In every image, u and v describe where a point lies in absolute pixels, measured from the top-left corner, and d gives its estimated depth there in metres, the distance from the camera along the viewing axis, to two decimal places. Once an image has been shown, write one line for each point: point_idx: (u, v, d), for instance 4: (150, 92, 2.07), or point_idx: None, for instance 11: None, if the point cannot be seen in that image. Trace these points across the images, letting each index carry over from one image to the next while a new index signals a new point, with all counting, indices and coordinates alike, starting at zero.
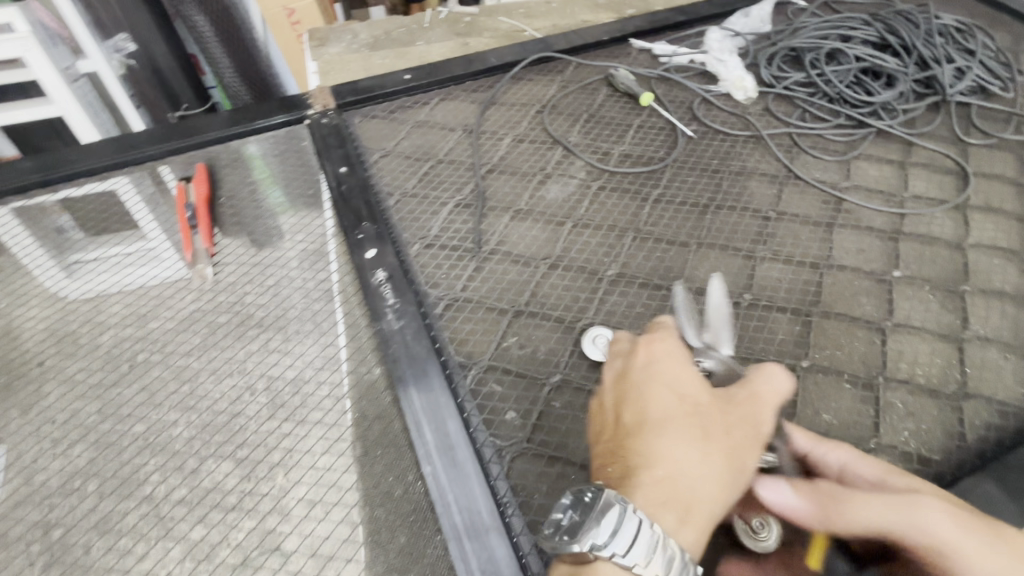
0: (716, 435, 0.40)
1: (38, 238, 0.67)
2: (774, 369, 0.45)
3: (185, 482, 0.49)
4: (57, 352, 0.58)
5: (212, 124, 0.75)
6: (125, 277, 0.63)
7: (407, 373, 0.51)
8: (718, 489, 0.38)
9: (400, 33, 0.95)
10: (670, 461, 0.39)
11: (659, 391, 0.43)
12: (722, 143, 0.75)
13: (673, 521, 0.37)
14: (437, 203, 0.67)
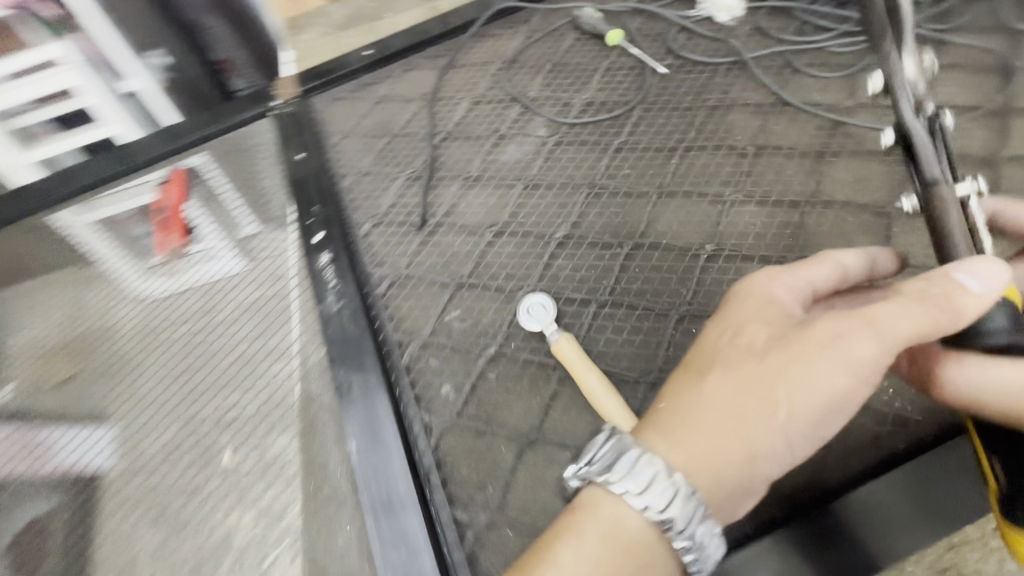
0: (751, 364, 0.36)
1: (115, 241, 0.73)
2: (907, 299, 0.34)
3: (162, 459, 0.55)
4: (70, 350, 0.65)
5: (193, 127, 0.78)
6: (193, 276, 0.67)
7: (342, 352, 0.52)
8: (727, 421, 0.35)
9: (370, 9, 0.93)
10: (695, 392, 0.37)
11: (735, 322, 0.39)
12: (702, 74, 0.66)
13: (659, 440, 0.36)
14: (389, 179, 0.66)
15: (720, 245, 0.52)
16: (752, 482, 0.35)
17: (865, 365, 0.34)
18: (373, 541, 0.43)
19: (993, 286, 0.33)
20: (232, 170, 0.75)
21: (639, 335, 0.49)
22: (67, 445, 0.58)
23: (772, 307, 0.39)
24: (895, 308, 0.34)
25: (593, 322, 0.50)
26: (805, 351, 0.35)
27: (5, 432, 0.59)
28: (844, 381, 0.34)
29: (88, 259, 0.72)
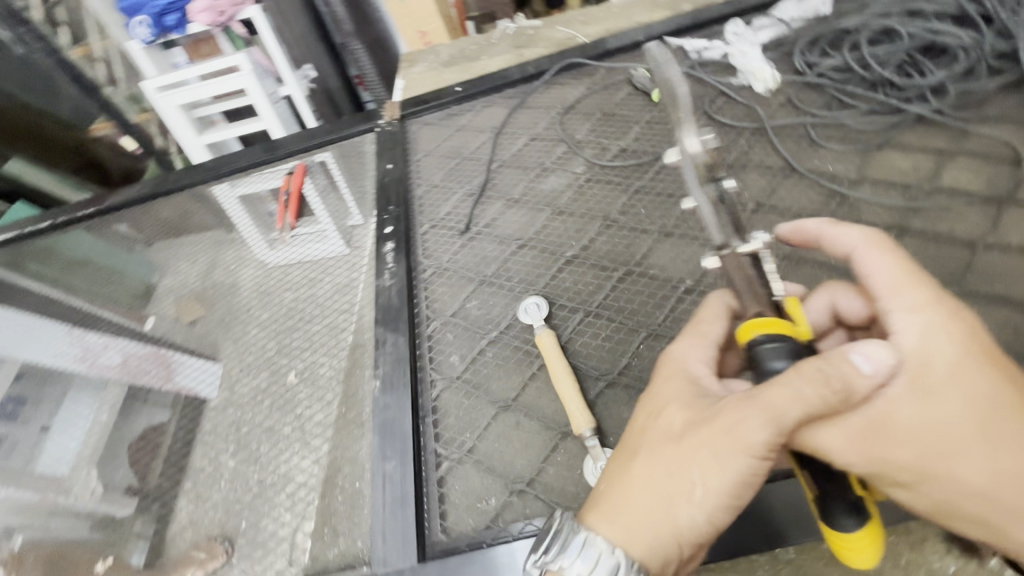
0: (664, 446, 0.39)
1: (250, 214, 0.98)
2: (794, 377, 0.35)
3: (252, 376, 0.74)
4: (211, 290, 0.89)
5: (319, 134, 1.02)
6: (306, 252, 0.87)
7: (385, 316, 0.68)
8: (652, 500, 0.38)
9: (471, 51, 1.12)
10: (624, 473, 0.40)
11: (653, 403, 0.43)
12: (727, 136, 0.75)
13: (596, 518, 0.40)
14: (451, 192, 0.82)
15: (697, 282, 0.62)
16: (683, 549, 0.38)
17: (764, 447, 0.35)
18: (375, 453, 0.57)
19: (882, 365, 0.36)
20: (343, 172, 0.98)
21: (610, 342, 0.60)
22: (188, 371, 0.79)
23: (683, 388, 0.42)
24: (787, 386, 0.34)
25: (576, 326, 0.62)
26: (711, 435, 0.37)
27: (152, 352, 0.84)
28: (745, 461, 0.36)
29: (237, 228, 0.96)
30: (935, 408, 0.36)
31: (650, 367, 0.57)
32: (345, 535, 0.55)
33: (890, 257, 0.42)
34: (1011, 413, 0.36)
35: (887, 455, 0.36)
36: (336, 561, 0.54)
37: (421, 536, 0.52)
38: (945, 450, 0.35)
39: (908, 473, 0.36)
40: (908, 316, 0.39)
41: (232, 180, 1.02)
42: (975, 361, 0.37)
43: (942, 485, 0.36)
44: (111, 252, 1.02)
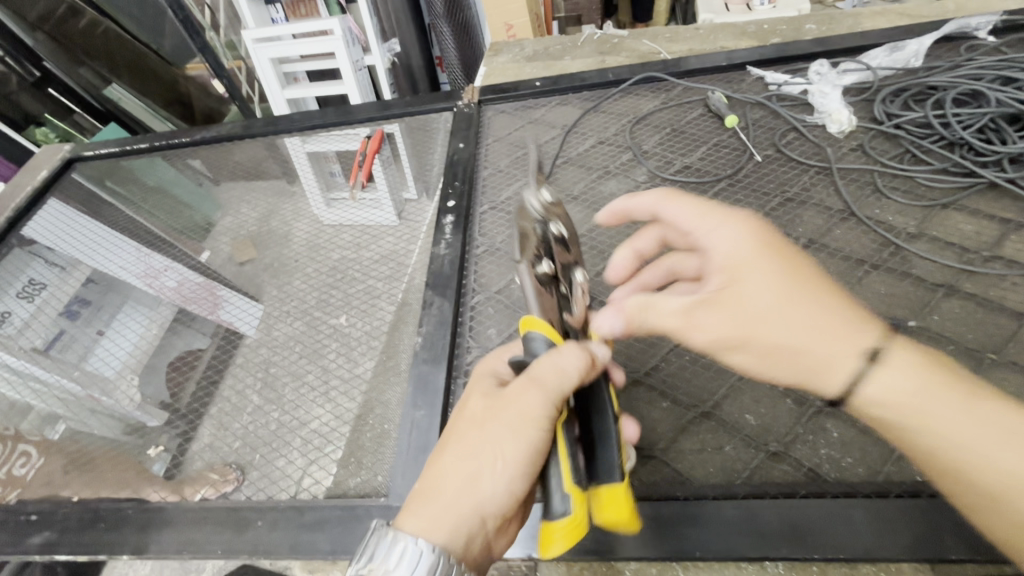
0: (468, 435, 0.45)
1: (314, 172, 1.06)
2: (563, 351, 0.47)
3: (304, 320, 0.81)
4: (282, 233, 0.96)
5: (399, 104, 1.07)
6: (355, 217, 0.93)
7: (434, 282, 0.72)
8: (458, 484, 0.44)
9: (556, 49, 1.16)
10: (436, 468, 0.45)
11: (459, 406, 0.49)
12: (792, 172, 0.76)
13: (411, 514, 0.43)
14: (515, 179, 0.87)
15: None
16: (487, 522, 0.44)
17: (543, 417, 0.45)
18: (409, 402, 0.62)
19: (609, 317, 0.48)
20: (416, 143, 1.03)
21: (643, 342, 0.63)
22: (232, 309, 0.87)
23: (485, 386, 0.49)
24: (550, 358, 0.46)
25: None
26: (505, 415, 0.44)
27: (201, 282, 0.94)
28: (533, 435, 0.45)
29: (301, 182, 1.04)
30: (739, 292, 0.44)
31: (677, 372, 0.60)
32: (369, 467, 0.61)
33: (686, 196, 0.50)
34: (796, 281, 0.43)
35: (704, 326, 0.45)
36: (356, 488, 0.59)
37: None
38: (753, 320, 0.43)
39: (752, 348, 0.43)
40: (719, 232, 0.46)
41: (306, 136, 1.09)
42: (763, 248, 0.44)
43: (758, 349, 0.43)
44: (190, 184, 1.10)
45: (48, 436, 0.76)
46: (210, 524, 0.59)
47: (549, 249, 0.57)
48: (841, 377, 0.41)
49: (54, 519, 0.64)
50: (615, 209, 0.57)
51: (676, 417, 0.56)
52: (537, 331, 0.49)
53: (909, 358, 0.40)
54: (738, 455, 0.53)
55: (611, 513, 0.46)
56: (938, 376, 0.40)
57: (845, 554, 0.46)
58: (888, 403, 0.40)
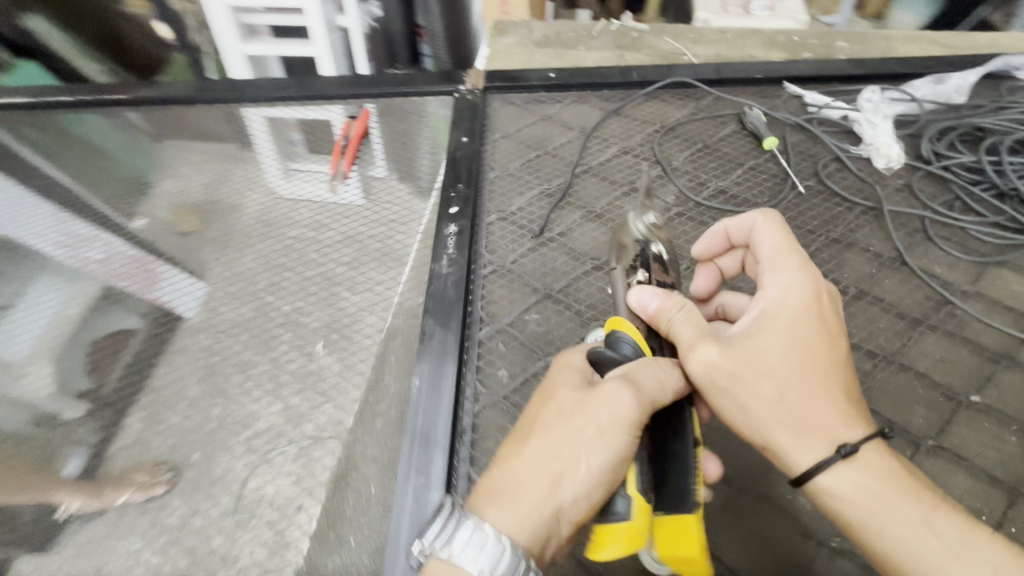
0: (556, 429, 0.43)
1: (273, 139, 0.89)
2: (649, 364, 0.45)
3: (267, 344, 0.69)
4: (238, 221, 0.80)
5: (392, 82, 0.90)
6: (315, 191, 0.82)
7: (433, 309, 0.60)
8: (544, 479, 0.41)
9: (568, 37, 1.04)
10: (520, 460, 0.42)
11: (542, 396, 0.46)
12: (836, 209, 0.69)
13: (491, 505, 0.41)
14: (526, 186, 0.75)
15: None
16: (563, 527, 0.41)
17: (632, 423, 0.42)
18: (402, 463, 0.50)
19: (644, 296, 0.48)
20: (406, 125, 0.88)
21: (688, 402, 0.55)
22: (173, 288, 0.75)
23: (569, 379, 0.46)
24: (645, 369, 0.44)
25: None
26: (595, 416, 0.42)
27: (135, 255, 0.79)
28: (622, 439, 0.42)
29: (250, 159, 0.87)
30: (761, 340, 0.44)
31: (717, 440, 0.53)
32: (352, 544, 0.50)
33: (781, 234, 0.49)
34: (815, 352, 0.43)
35: (710, 353, 0.44)
36: (336, 568, 0.49)
37: None
38: (756, 368, 0.43)
39: (740, 389, 0.43)
40: (776, 281, 0.46)
41: (272, 107, 0.90)
42: (808, 312, 0.45)
43: (742, 397, 0.43)
44: (127, 145, 0.91)
45: None
46: None
47: (647, 264, 0.54)
48: (807, 453, 0.41)
49: None
50: (715, 231, 0.56)
51: (720, 496, 0.50)
52: (626, 331, 0.48)
53: (878, 462, 0.40)
54: (790, 546, 0.47)
55: (675, 547, 0.44)
56: (906, 486, 0.40)
57: None
58: (843, 497, 0.40)
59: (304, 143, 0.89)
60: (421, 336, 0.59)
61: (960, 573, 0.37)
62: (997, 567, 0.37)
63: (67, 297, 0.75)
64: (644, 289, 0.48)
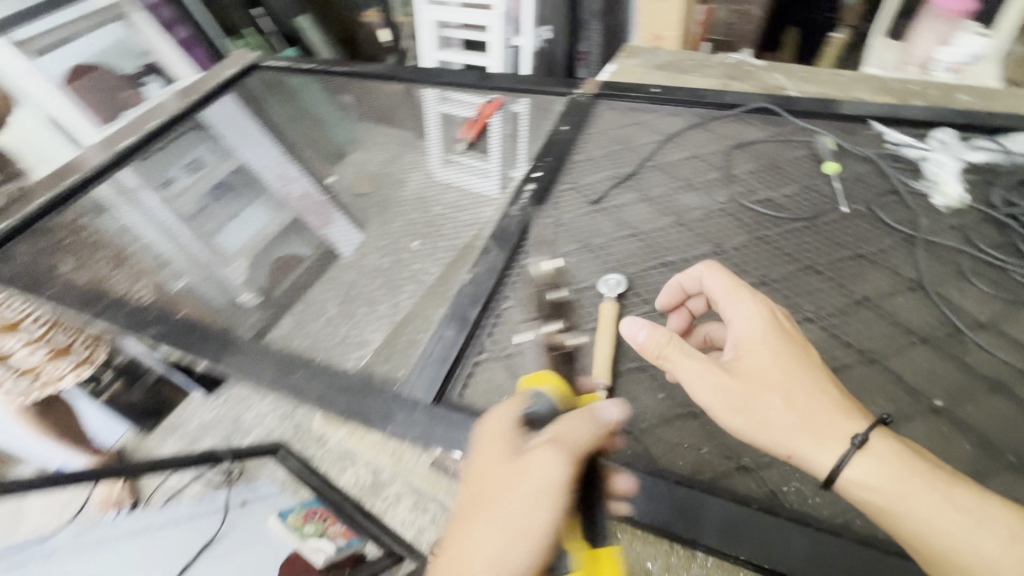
0: (499, 505, 0.43)
1: (429, 113, 1.19)
2: (577, 417, 0.46)
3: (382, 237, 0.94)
4: (392, 164, 1.10)
5: (526, 80, 1.15)
6: (439, 154, 1.09)
7: (497, 236, 0.81)
8: (493, 555, 0.41)
9: (686, 64, 1.19)
10: (467, 541, 0.42)
11: (477, 470, 0.45)
12: (875, 232, 0.75)
13: None
14: (602, 169, 0.92)
15: None
16: None
17: (565, 483, 0.43)
18: (443, 322, 0.71)
19: (635, 330, 0.51)
20: (527, 116, 1.11)
21: None
22: (338, 231, 0.98)
23: (498, 445, 0.46)
24: (571, 424, 0.46)
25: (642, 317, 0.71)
26: (528, 485, 0.42)
27: (323, 201, 1.06)
28: (557, 501, 0.42)
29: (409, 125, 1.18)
30: (753, 361, 0.48)
31: None
32: (393, 363, 0.70)
33: (724, 272, 0.57)
34: (797, 359, 0.48)
35: (714, 379, 0.48)
36: (381, 374, 0.69)
37: (442, 390, 0.65)
38: (760, 386, 0.47)
39: (753, 410, 0.46)
40: (738, 311, 0.53)
41: (442, 88, 1.22)
42: (776, 332, 0.50)
43: (755, 411, 0.46)
44: (336, 103, 1.28)
45: (167, 288, 0.89)
46: (263, 361, 0.71)
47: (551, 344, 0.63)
48: (828, 454, 0.43)
49: (162, 320, 0.80)
50: (671, 286, 0.64)
51: (665, 411, 0.60)
52: (545, 385, 0.52)
53: (891, 448, 0.43)
54: (710, 459, 0.56)
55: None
56: (914, 465, 0.43)
57: (767, 563, 0.49)
58: (871, 488, 0.42)
59: (445, 116, 1.18)
60: (483, 251, 0.79)
61: (980, 538, 0.40)
62: (1010, 530, 0.40)
63: (272, 218, 1.04)
64: (632, 320, 0.52)
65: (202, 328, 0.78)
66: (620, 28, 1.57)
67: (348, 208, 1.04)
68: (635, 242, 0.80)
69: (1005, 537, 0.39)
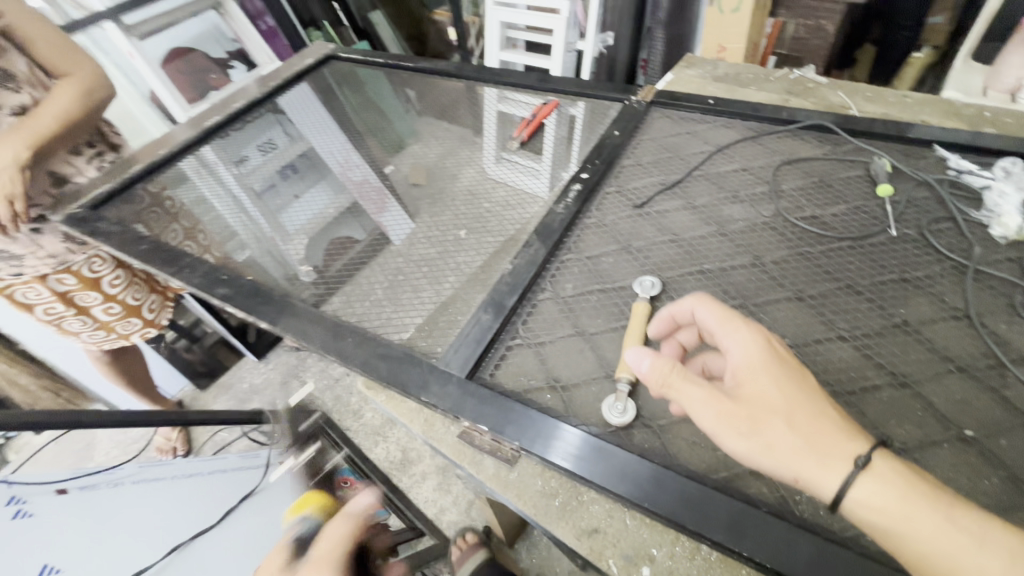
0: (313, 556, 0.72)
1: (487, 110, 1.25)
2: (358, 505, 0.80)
3: (432, 226, 1.00)
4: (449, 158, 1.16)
5: (583, 84, 1.18)
6: (493, 150, 1.15)
7: (540, 230, 0.84)
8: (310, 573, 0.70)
9: (746, 77, 1.18)
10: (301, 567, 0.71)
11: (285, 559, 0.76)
12: (923, 257, 0.73)
13: None
14: (649, 175, 0.94)
15: (798, 348, 0.66)
16: None
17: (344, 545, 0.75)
18: (481, 306, 0.75)
19: (640, 360, 0.53)
20: (581, 120, 1.15)
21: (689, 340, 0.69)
22: (391, 219, 1.05)
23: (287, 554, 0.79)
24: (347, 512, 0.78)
25: None
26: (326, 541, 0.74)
27: (380, 189, 1.14)
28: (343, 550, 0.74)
29: (468, 122, 1.24)
30: (753, 389, 0.51)
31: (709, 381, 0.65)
32: (431, 341, 0.75)
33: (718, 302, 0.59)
34: (796, 385, 0.50)
35: (719, 408, 0.50)
36: (421, 349, 0.74)
37: (475, 369, 0.69)
38: (762, 413, 0.49)
39: (758, 437, 0.48)
40: (734, 340, 0.55)
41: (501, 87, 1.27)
42: (772, 360, 0.52)
43: (759, 435, 0.48)
44: (401, 95, 1.36)
45: (234, 256, 0.98)
46: (315, 326, 0.78)
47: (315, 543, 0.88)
48: (834, 476, 0.45)
49: (230, 282, 0.87)
50: (663, 315, 0.66)
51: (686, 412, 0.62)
52: (307, 513, 0.88)
53: (893, 469, 0.45)
54: (726, 461, 0.58)
55: None
56: (915, 484, 0.45)
57: (768, 564, 0.50)
58: (876, 508, 0.44)
59: (503, 115, 1.23)
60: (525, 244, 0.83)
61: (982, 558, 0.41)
62: (1012, 551, 0.41)
63: (332, 201, 1.13)
64: (636, 350, 0.54)
65: (263, 292, 0.85)
66: (685, 38, 1.57)
67: (404, 196, 1.10)
68: (673, 248, 0.82)
69: (1007, 557, 0.41)
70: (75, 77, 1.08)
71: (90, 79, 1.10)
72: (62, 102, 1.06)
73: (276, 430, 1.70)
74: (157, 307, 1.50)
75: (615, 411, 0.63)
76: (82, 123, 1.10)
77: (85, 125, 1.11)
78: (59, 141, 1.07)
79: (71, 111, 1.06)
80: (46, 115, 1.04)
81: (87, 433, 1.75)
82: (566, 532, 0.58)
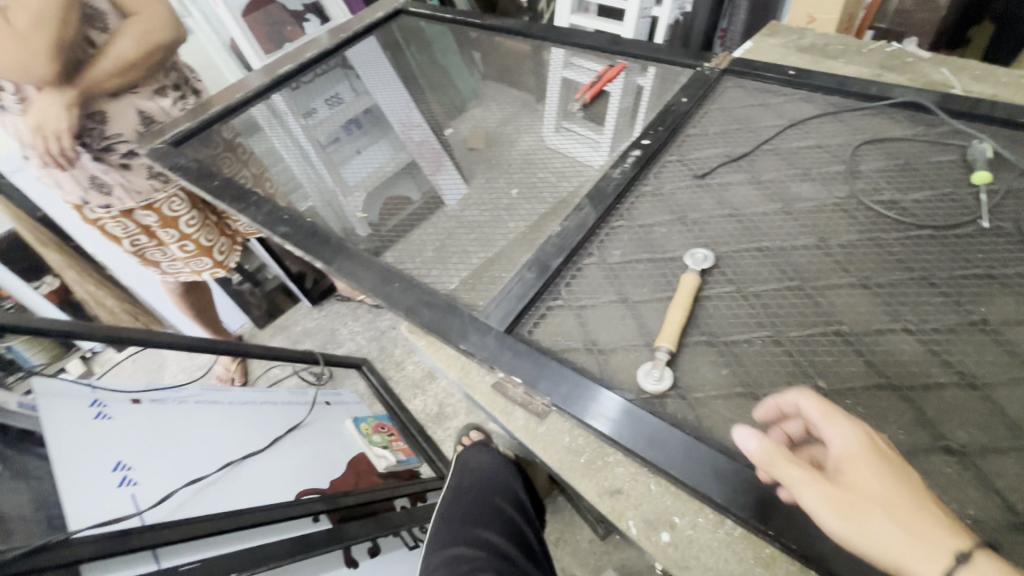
0: None
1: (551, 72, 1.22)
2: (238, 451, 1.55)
3: (485, 184, 1.00)
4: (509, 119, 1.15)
5: (653, 49, 1.12)
6: (551, 112, 1.13)
7: (593, 195, 0.83)
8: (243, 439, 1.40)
9: (835, 48, 1.09)
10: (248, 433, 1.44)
11: None
12: (1015, 253, 0.67)
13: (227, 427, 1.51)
14: (714, 146, 0.90)
15: (857, 336, 0.62)
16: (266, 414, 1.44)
17: None
18: (526, 265, 0.75)
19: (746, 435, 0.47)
20: (647, 85, 1.10)
21: (737, 316, 0.67)
22: (446, 181, 1.04)
23: None
24: None
25: (722, 293, 0.69)
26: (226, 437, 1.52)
27: (436, 148, 1.13)
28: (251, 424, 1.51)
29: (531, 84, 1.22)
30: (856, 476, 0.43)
31: (757, 360, 0.62)
32: (474, 294, 0.76)
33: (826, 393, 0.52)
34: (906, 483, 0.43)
35: (818, 488, 0.43)
36: (463, 301, 0.75)
37: (514, 325, 0.70)
38: (862, 502, 0.42)
39: (856, 524, 0.41)
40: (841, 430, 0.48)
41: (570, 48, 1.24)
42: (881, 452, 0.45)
43: (857, 520, 0.41)
44: (466, 53, 1.35)
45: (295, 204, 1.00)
46: (364, 271, 0.81)
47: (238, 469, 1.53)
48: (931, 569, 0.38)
49: (291, 222, 0.92)
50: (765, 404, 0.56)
51: (726, 388, 0.61)
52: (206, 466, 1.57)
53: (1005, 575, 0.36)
54: None
55: None
56: None
57: (797, 545, 0.49)
58: None
59: (567, 77, 1.20)
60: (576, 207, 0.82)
61: None
62: None
63: (390, 158, 1.12)
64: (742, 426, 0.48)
65: (321, 234, 0.89)
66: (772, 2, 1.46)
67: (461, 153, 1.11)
68: (731, 223, 0.78)
69: None
70: (143, 16, 1.14)
71: (157, 20, 1.15)
72: (125, 42, 1.10)
73: (324, 372, 1.81)
74: (227, 250, 1.58)
75: (653, 378, 0.62)
76: (147, 62, 1.15)
77: (151, 65, 1.17)
78: (124, 80, 1.14)
79: (130, 52, 1.11)
80: (113, 54, 1.09)
81: (159, 354, 1.93)
82: (588, 489, 0.59)
